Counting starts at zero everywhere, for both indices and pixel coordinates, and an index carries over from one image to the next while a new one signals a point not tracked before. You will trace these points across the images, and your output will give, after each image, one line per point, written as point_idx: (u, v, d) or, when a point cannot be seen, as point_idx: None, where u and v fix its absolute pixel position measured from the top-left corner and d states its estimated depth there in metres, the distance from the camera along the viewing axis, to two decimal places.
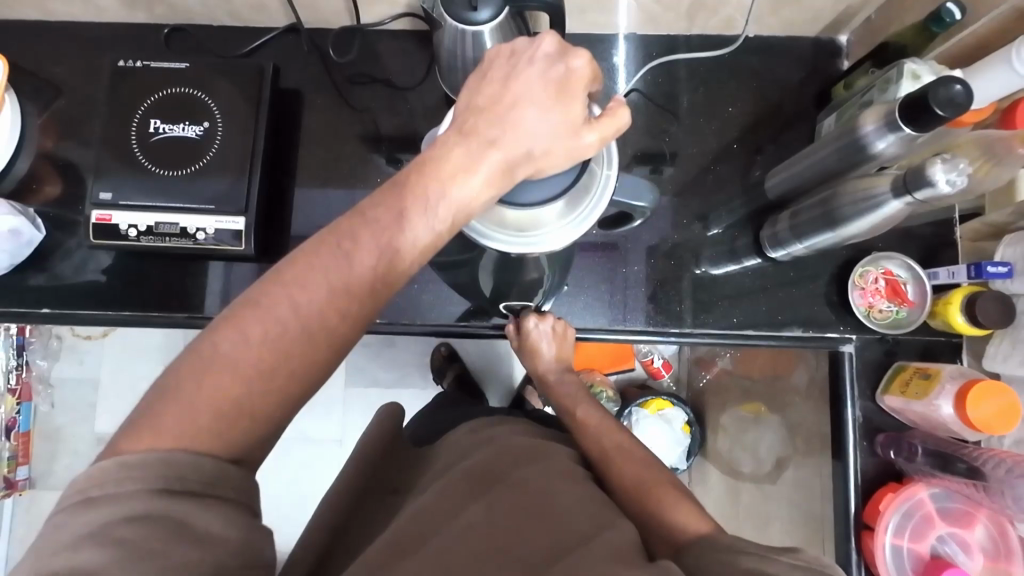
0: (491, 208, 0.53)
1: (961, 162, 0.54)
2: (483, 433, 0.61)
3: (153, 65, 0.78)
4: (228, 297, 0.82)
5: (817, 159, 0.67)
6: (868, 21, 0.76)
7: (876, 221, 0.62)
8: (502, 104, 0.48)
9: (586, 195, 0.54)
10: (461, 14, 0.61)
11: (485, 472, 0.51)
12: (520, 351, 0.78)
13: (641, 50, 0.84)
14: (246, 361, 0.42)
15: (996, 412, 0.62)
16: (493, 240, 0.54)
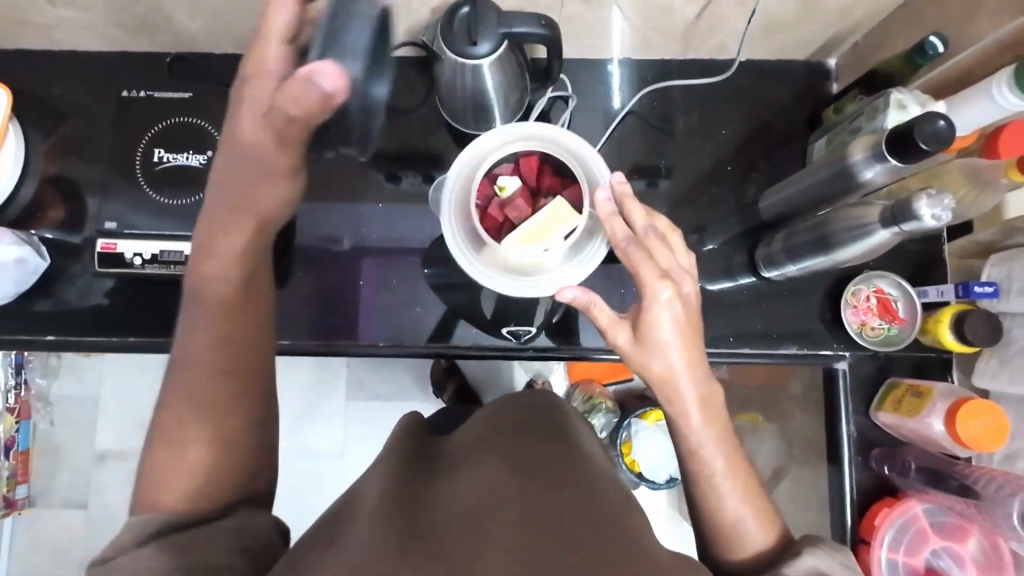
0: (494, 252, 0.58)
1: (946, 198, 0.56)
2: (506, 419, 0.61)
3: (157, 95, 0.79)
4: None
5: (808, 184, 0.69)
6: (856, 46, 0.78)
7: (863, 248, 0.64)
8: (241, 178, 0.58)
9: (588, 240, 0.60)
10: (461, 49, 0.63)
11: (519, 459, 0.50)
12: (634, 347, 0.53)
13: (636, 75, 0.86)
14: (201, 421, 0.53)
15: (985, 431, 0.64)
16: (504, 284, 0.59)
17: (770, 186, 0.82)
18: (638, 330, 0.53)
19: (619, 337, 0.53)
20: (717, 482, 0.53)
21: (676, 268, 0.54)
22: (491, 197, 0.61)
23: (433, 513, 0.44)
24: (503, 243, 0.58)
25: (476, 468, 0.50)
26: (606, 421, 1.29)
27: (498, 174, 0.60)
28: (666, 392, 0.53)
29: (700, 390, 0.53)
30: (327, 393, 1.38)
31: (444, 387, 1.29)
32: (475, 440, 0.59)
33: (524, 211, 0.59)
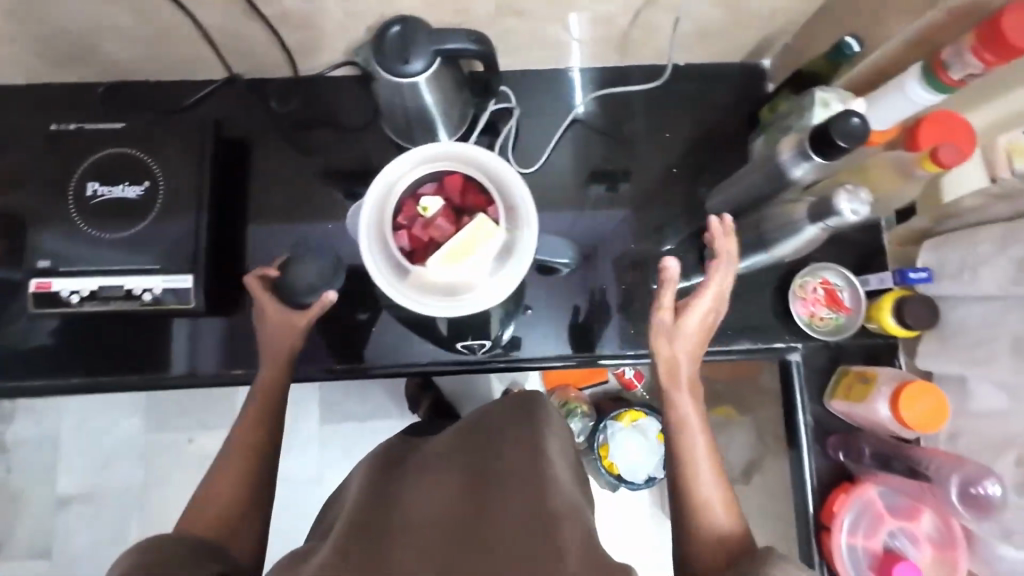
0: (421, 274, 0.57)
1: (863, 192, 0.58)
2: (475, 422, 0.63)
3: (88, 127, 0.77)
4: (186, 354, 0.80)
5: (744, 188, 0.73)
6: (787, 47, 0.80)
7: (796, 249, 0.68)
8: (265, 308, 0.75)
9: (509, 259, 0.59)
10: (393, 68, 0.62)
11: (474, 468, 0.53)
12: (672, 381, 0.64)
13: (581, 83, 0.87)
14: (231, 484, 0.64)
15: (927, 412, 0.66)
16: (435, 305, 0.58)
17: (715, 187, 0.84)
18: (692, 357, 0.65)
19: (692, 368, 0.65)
20: (698, 477, 0.61)
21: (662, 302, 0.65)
22: (414, 217, 0.59)
23: (395, 521, 0.48)
24: (429, 266, 0.56)
25: (440, 479, 0.53)
26: (582, 426, 1.29)
27: (421, 194, 0.59)
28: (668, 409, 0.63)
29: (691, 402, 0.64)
30: (299, 417, 1.35)
31: (419, 402, 1.28)
32: (445, 447, 0.61)
33: (448, 230, 0.58)
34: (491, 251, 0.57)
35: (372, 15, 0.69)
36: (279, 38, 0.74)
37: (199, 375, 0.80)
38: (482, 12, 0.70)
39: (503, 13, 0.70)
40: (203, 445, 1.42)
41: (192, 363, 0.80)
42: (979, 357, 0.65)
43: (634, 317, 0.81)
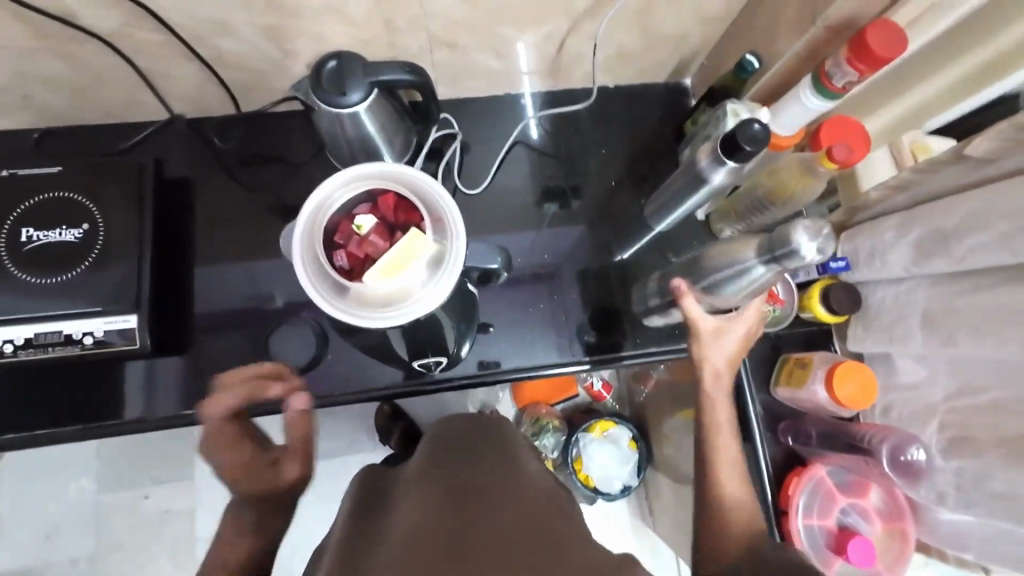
0: (360, 289, 0.59)
1: (824, 226, 0.58)
2: (449, 447, 0.64)
3: (21, 172, 0.75)
4: (131, 399, 0.77)
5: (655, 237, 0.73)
6: (703, 66, 0.87)
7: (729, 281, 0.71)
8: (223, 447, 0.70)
9: (440, 269, 0.60)
10: (332, 100, 0.65)
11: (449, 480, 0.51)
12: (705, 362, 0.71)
13: (518, 107, 0.91)
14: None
15: (857, 390, 0.71)
16: (372, 318, 0.59)
17: (651, 196, 0.88)
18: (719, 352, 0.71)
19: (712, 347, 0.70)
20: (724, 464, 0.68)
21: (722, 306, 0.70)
22: (351, 235, 0.61)
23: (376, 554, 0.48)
24: (365, 281, 0.58)
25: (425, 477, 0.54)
26: (556, 441, 1.29)
27: (355, 214, 0.61)
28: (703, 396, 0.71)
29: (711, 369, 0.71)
30: None
31: (389, 433, 1.25)
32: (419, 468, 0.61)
33: (381, 246, 0.60)
34: (424, 263, 0.59)
35: (310, 52, 0.72)
36: (219, 78, 0.75)
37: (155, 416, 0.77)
38: (417, 46, 0.74)
39: (437, 46, 0.75)
40: (160, 500, 1.34)
41: (150, 406, 0.77)
42: (898, 334, 0.71)
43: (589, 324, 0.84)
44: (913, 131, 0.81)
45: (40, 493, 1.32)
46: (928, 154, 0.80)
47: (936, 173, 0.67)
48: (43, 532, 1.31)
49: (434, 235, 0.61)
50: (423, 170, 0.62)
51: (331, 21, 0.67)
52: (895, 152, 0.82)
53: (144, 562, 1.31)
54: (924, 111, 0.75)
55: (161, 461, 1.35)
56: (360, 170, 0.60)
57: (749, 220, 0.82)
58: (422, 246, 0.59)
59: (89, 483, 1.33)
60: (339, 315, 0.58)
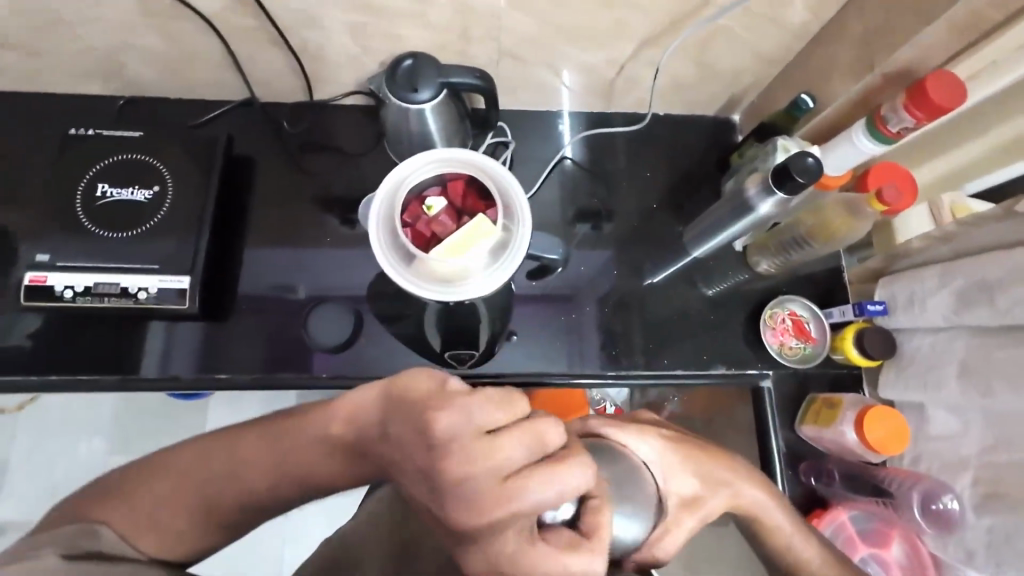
0: (424, 263, 0.64)
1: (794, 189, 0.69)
2: None
3: (105, 133, 0.80)
4: (166, 356, 0.79)
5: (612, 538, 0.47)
6: (754, 103, 0.90)
7: (625, 494, 0.49)
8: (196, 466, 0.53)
9: (503, 252, 0.66)
10: (403, 96, 0.69)
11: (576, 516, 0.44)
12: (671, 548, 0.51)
13: (569, 124, 0.93)
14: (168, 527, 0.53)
15: (888, 435, 0.70)
16: (433, 290, 0.65)
17: (691, 223, 0.89)
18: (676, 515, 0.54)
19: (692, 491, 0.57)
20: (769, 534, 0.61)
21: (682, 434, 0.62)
22: (419, 216, 0.66)
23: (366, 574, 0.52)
24: (431, 256, 0.63)
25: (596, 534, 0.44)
26: None
27: (426, 196, 0.67)
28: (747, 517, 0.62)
29: (756, 499, 0.61)
30: None
31: None
32: None
33: (448, 226, 0.66)
34: (486, 247, 0.64)
35: (385, 52, 0.77)
36: (296, 66, 0.80)
37: (173, 377, 0.79)
38: (484, 55, 0.78)
39: (503, 57, 0.79)
40: None
41: (165, 366, 0.79)
42: (932, 383, 0.71)
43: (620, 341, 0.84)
44: (953, 191, 0.78)
45: (51, 449, 1.35)
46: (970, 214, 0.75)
47: (980, 230, 0.68)
48: (50, 488, 1.33)
49: (502, 220, 0.67)
50: (498, 162, 0.68)
51: (412, 23, 0.71)
52: (934, 210, 0.79)
53: None
54: (971, 167, 0.76)
55: (172, 433, 1.37)
56: (437, 156, 0.66)
57: (785, 256, 0.82)
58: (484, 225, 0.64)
59: (101, 445, 1.36)
60: (402, 283, 0.63)
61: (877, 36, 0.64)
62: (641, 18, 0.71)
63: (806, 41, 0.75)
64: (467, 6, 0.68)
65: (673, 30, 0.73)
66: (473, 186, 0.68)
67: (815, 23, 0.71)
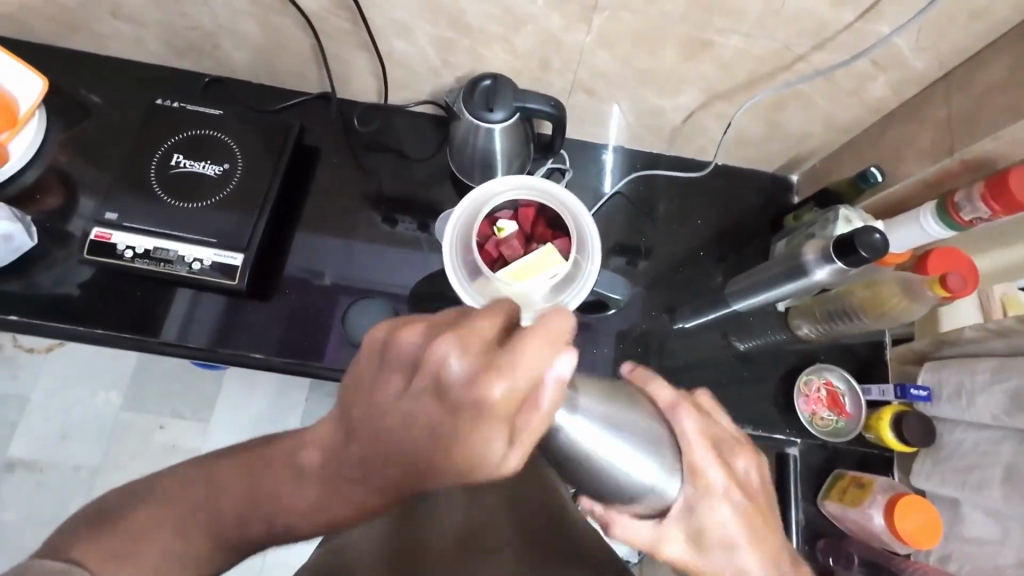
0: (487, 283, 0.66)
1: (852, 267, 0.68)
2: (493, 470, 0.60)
3: (188, 107, 0.84)
4: (188, 323, 0.81)
5: (612, 491, 0.41)
6: (815, 167, 0.89)
7: (630, 442, 0.41)
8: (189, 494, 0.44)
9: (569, 285, 0.67)
10: (478, 114, 0.71)
11: (562, 461, 0.41)
12: (693, 556, 0.43)
13: (626, 161, 0.94)
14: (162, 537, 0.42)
15: (920, 527, 0.68)
16: None
17: (737, 275, 0.88)
18: (710, 537, 0.43)
19: (737, 538, 0.44)
20: None
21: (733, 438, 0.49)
22: (489, 235, 0.69)
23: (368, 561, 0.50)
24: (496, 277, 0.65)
25: (575, 472, 0.41)
26: None
27: (498, 217, 0.69)
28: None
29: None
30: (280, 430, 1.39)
31: None
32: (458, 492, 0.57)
33: (516, 249, 0.67)
34: (550, 276, 0.65)
35: (465, 68, 0.79)
36: (378, 70, 0.83)
37: (190, 345, 0.81)
38: (559, 84, 0.79)
39: (577, 89, 0.80)
40: (171, 435, 1.38)
41: (184, 333, 0.81)
42: (973, 482, 0.68)
43: None
44: (1005, 283, 0.77)
45: (68, 394, 1.38)
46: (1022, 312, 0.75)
47: None
48: (59, 433, 1.36)
49: (571, 253, 0.68)
50: (574, 195, 0.69)
51: (497, 46, 0.74)
52: (983, 300, 0.78)
53: None
54: None
55: (185, 398, 1.40)
56: (516, 181, 0.68)
57: (830, 325, 0.81)
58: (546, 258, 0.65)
59: (115, 399, 1.39)
60: (465, 299, 0.65)
61: (960, 124, 0.64)
62: (723, 72, 0.72)
63: (880, 116, 0.75)
64: (554, 37, 0.70)
65: (751, 87, 0.74)
66: (547, 215, 0.69)
67: (894, 100, 0.72)
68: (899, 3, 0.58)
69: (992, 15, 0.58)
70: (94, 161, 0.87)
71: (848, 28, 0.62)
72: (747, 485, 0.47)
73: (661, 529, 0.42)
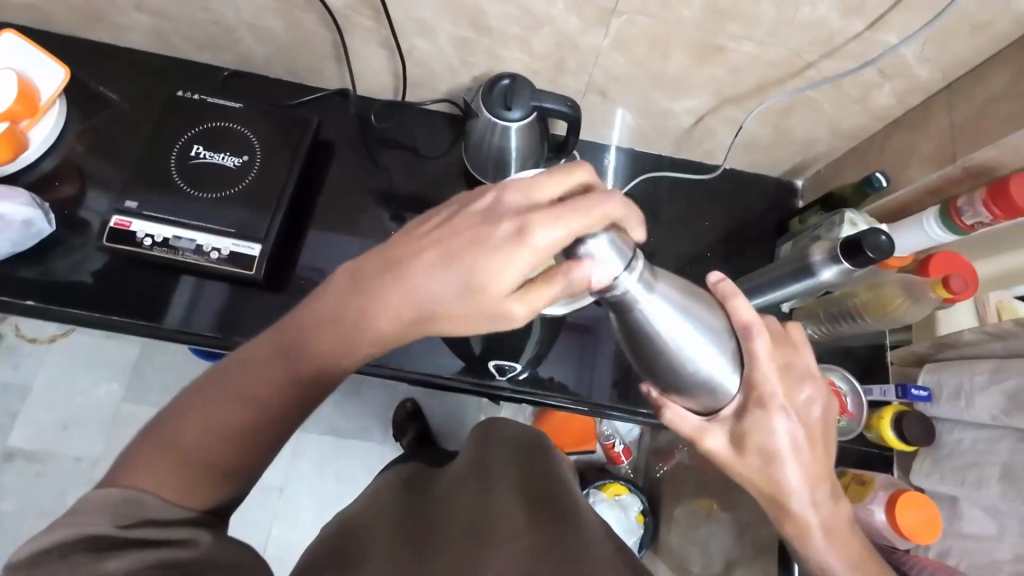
0: None
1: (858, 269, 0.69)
2: (488, 453, 0.56)
3: (208, 100, 0.86)
4: (191, 310, 0.82)
5: (678, 378, 0.48)
6: (819, 173, 0.91)
7: (706, 340, 0.47)
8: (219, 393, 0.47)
9: None
10: (496, 112, 0.73)
11: (647, 357, 0.48)
12: (731, 455, 0.53)
13: (635, 163, 0.96)
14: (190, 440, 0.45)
15: (919, 524, 0.70)
16: None
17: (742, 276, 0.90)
18: (758, 443, 0.52)
19: (784, 452, 0.52)
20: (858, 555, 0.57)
21: (806, 370, 0.53)
22: None
23: (386, 535, 0.46)
24: None
25: (657, 362, 0.47)
26: None
27: None
28: (788, 516, 0.56)
29: (818, 511, 0.54)
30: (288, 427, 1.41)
31: (404, 431, 1.30)
32: (464, 473, 0.54)
33: None
34: None
35: (482, 68, 0.81)
36: (396, 68, 0.85)
37: (195, 332, 0.81)
38: (573, 86, 0.81)
39: (590, 91, 0.82)
40: None
41: (186, 318, 0.82)
42: (971, 480, 0.70)
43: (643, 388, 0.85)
44: (1001, 290, 0.79)
45: (70, 384, 1.38)
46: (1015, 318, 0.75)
47: None
48: (60, 423, 1.36)
49: None
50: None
51: (514, 47, 0.76)
52: (979, 307, 0.80)
53: None
54: None
55: None
56: None
57: (833, 325, 0.83)
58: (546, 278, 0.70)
59: (117, 390, 1.39)
60: None
61: (962, 132, 0.66)
62: (735, 77, 0.74)
63: (884, 124, 0.77)
64: (571, 40, 0.72)
65: (761, 93, 0.76)
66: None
67: (898, 108, 0.74)
68: (906, 15, 0.60)
69: (994, 28, 0.60)
70: (112, 151, 0.88)
71: (857, 38, 0.64)
72: (806, 425, 0.53)
73: (706, 424, 0.52)
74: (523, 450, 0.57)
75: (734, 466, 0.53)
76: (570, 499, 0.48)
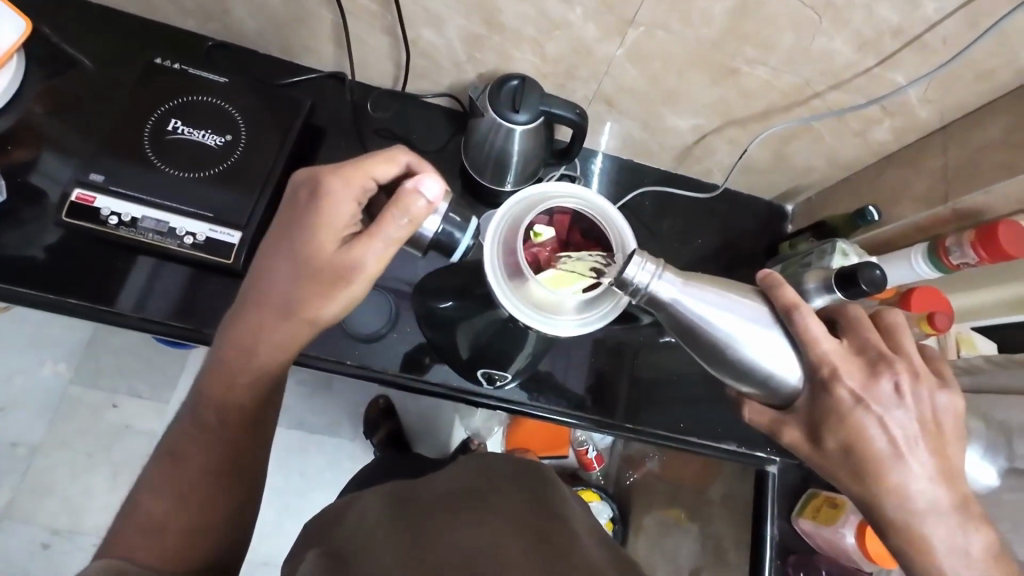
0: (523, 283, 0.67)
1: None
2: (486, 479, 0.53)
3: (189, 70, 0.79)
4: (147, 294, 0.75)
5: (731, 364, 0.51)
6: (810, 200, 0.93)
7: (744, 322, 0.51)
8: (189, 445, 0.57)
9: (599, 303, 0.69)
10: (504, 114, 0.71)
11: (705, 355, 0.52)
12: (811, 450, 0.54)
13: (634, 175, 0.95)
14: (182, 485, 0.56)
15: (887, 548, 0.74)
16: (520, 308, 0.67)
17: None
18: (837, 433, 0.52)
19: (873, 442, 0.51)
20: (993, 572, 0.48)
21: (881, 354, 0.52)
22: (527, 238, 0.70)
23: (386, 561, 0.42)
24: (533, 279, 0.67)
25: (717, 360, 0.52)
26: None
27: (536, 222, 0.70)
28: (897, 528, 0.50)
29: (929, 519, 0.49)
30: None
31: (375, 428, 1.27)
32: (460, 497, 0.50)
33: (551, 257, 0.69)
34: (580, 288, 0.68)
35: (491, 65, 0.78)
36: (399, 56, 0.81)
37: (152, 319, 0.75)
38: (581, 93, 0.80)
39: (598, 100, 0.80)
40: (125, 415, 1.28)
41: (140, 302, 0.75)
42: None
43: (619, 397, 0.85)
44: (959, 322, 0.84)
45: (8, 363, 1.26)
46: (973, 350, 0.82)
47: None
48: None
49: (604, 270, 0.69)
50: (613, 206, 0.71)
51: (526, 48, 0.73)
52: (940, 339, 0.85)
53: (81, 471, 1.25)
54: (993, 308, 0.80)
55: (142, 376, 1.30)
56: (545, 188, 0.71)
57: None
58: (547, 293, 0.67)
59: (64, 371, 1.28)
60: (497, 289, 0.67)
61: (955, 176, 0.69)
62: (744, 100, 0.74)
63: (879, 159, 0.79)
64: (586, 47, 0.71)
65: (767, 118, 0.76)
66: (585, 225, 0.70)
67: (894, 144, 0.76)
68: (916, 56, 0.62)
69: (995, 78, 0.62)
70: (77, 116, 0.80)
71: (866, 73, 0.65)
72: (897, 413, 0.51)
73: (781, 414, 0.54)
74: (524, 472, 0.55)
75: (817, 461, 0.54)
76: (582, 557, 0.42)
